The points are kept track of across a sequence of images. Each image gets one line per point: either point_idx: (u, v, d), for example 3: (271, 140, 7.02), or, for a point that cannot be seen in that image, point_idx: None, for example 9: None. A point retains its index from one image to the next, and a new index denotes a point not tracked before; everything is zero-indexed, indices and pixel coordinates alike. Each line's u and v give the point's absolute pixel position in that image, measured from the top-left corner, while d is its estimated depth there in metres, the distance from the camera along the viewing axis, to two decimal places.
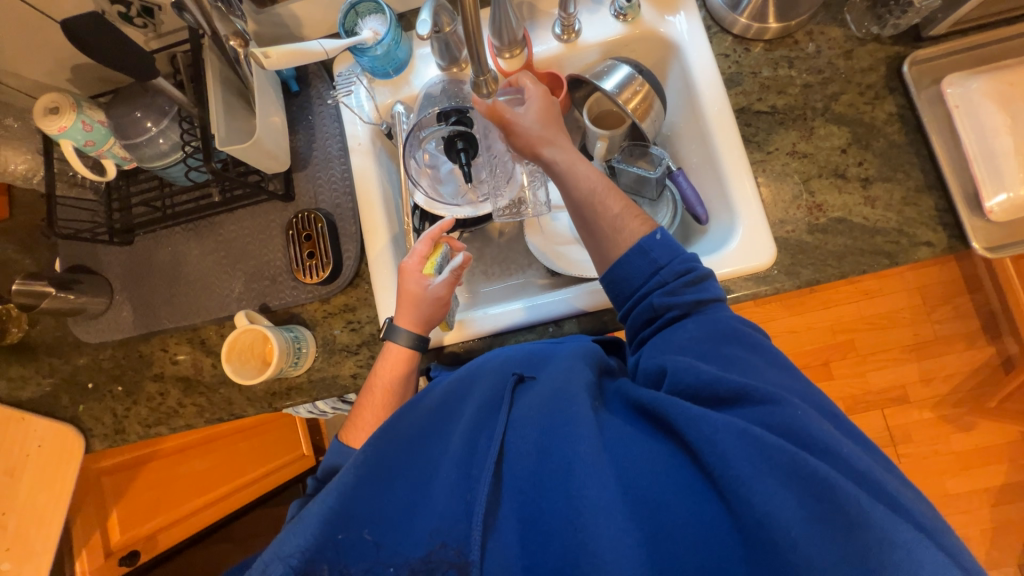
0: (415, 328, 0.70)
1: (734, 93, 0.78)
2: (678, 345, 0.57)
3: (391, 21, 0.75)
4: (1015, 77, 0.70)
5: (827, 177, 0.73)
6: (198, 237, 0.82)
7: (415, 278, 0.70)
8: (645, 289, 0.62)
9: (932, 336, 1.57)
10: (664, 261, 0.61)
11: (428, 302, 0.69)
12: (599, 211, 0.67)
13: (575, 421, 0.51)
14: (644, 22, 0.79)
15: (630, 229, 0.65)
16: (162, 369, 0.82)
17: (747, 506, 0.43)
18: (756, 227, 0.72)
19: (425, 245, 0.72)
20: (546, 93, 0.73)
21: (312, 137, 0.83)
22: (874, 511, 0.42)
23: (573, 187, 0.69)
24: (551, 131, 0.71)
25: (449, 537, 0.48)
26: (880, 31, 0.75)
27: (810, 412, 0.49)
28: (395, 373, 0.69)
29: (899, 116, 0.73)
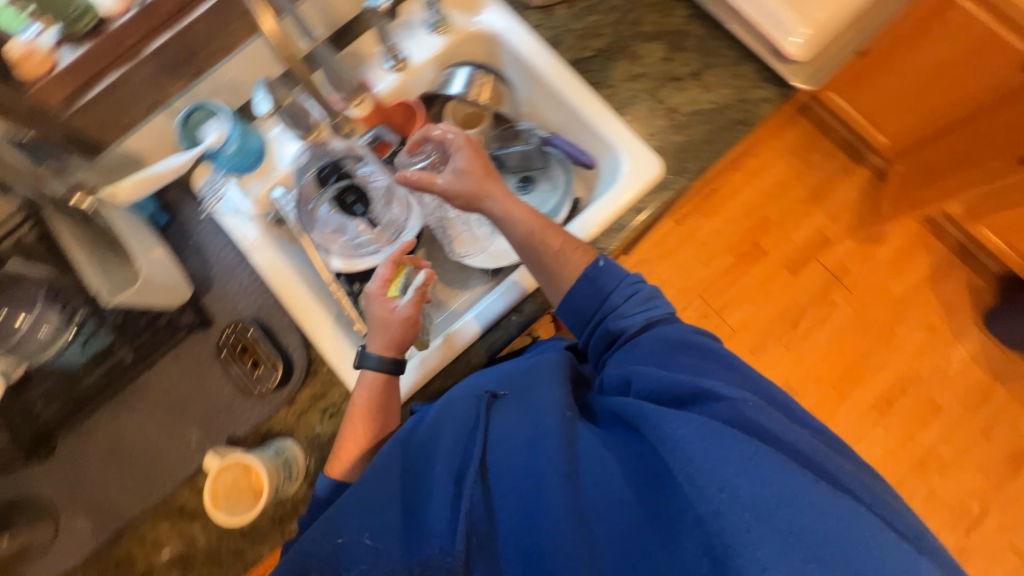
0: (391, 351, 0.69)
1: (562, 52, 0.86)
2: (638, 355, 0.62)
3: (230, 117, 0.75)
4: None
5: (667, 84, 0.83)
6: (126, 408, 0.75)
7: (380, 303, 0.69)
8: (599, 316, 0.67)
9: (818, 181, 1.79)
10: (611, 286, 0.67)
11: (400, 326, 0.68)
12: (540, 249, 0.69)
13: (552, 438, 0.53)
14: (459, 26, 0.86)
15: (575, 260, 0.69)
16: (149, 561, 0.73)
17: (705, 499, 0.45)
18: (636, 147, 0.80)
19: (386, 267, 0.70)
20: (468, 143, 0.75)
21: (206, 256, 0.80)
22: (816, 488, 0.44)
23: (511, 232, 0.72)
24: (482, 181, 0.72)
25: (446, 542, 0.51)
26: None
27: (761, 405, 0.53)
28: (373, 401, 0.67)
29: (693, 14, 0.85)
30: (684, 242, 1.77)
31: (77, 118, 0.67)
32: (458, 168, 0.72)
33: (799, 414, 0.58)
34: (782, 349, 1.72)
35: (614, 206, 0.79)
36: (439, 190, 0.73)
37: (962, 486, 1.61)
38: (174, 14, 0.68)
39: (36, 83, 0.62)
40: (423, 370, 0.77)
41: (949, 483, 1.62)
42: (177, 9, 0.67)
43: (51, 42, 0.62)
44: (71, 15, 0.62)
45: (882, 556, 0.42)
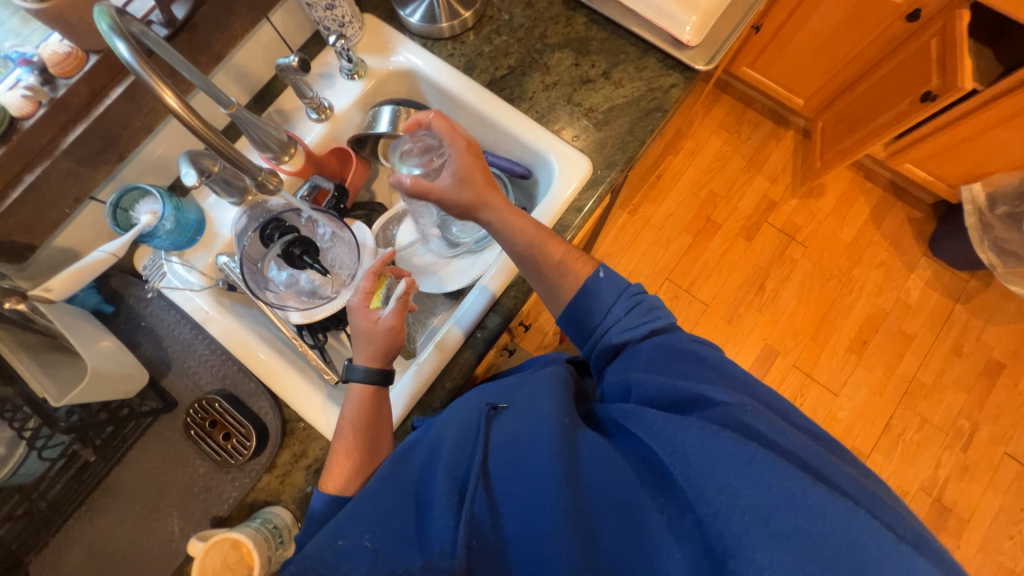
0: (376, 364, 0.66)
1: (478, 76, 0.90)
2: (638, 363, 0.63)
3: (162, 194, 0.75)
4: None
5: (581, 87, 0.88)
6: (99, 511, 0.71)
7: (363, 315, 0.67)
8: (601, 329, 0.69)
9: (752, 150, 1.89)
10: (611, 300, 0.69)
11: (387, 336, 0.66)
12: (540, 261, 0.71)
13: (550, 446, 0.52)
14: (376, 69, 0.89)
15: (575, 271, 0.71)
16: None
17: (703, 499, 0.44)
18: (563, 152, 0.84)
19: (367, 280, 0.68)
20: (469, 149, 0.68)
21: (160, 336, 0.78)
22: (816, 489, 0.41)
23: (511, 243, 0.71)
24: (484, 191, 0.68)
25: (445, 546, 0.48)
26: None
27: (758, 408, 0.51)
28: (363, 413, 0.64)
29: (594, 20, 0.91)
30: (642, 230, 1.83)
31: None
32: (458, 175, 0.67)
33: (803, 423, 0.56)
34: (755, 313, 1.78)
35: (554, 209, 0.82)
36: (440, 196, 0.66)
37: (949, 407, 1.67)
38: (85, 105, 0.68)
39: None
40: (400, 407, 0.77)
41: (936, 407, 1.68)
42: (88, 100, 0.67)
43: None
44: None
45: (886, 564, 0.39)
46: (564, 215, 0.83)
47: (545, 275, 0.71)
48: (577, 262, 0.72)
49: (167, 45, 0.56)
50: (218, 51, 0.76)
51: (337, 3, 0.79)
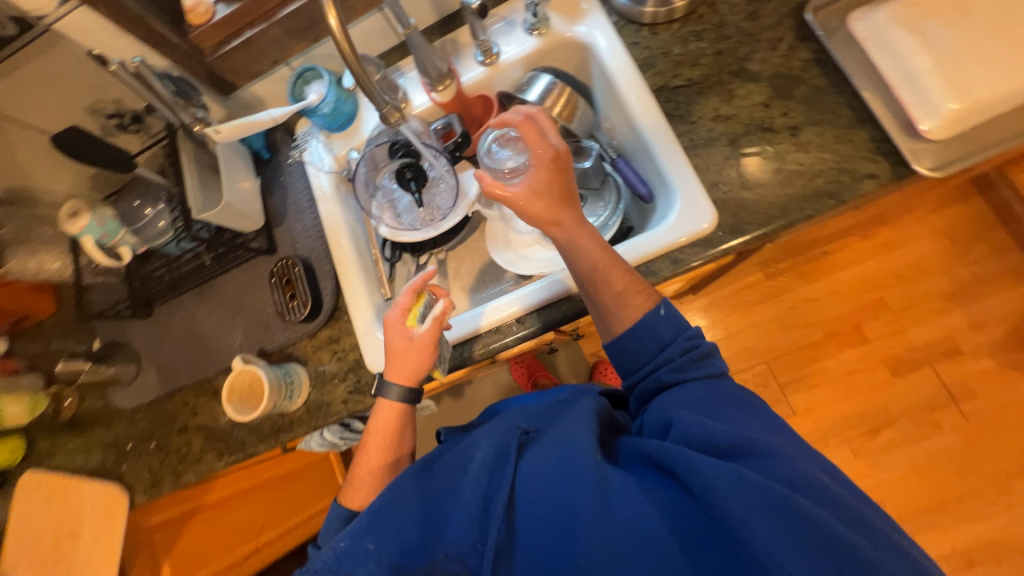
0: (405, 382, 0.72)
1: (651, 75, 0.81)
2: (680, 401, 0.59)
3: (331, 82, 0.86)
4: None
5: (755, 133, 0.75)
6: (203, 299, 0.94)
7: (398, 331, 0.72)
8: (650, 365, 0.63)
9: (971, 278, 1.48)
10: (669, 338, 0.63)
11: (418, 352, 0.72)
12: (601, 287, 0.66)
13: (583, 474, 0.52)
14: (556, 32, 0.86)
15: (633, 306, 0.65)
16: (185, 422, 0.92)
17: (747, 544, 0.44)
18: (692, 194, 0.74)
19: (405, 297, 0.73)
20: (552, 162, 0.66)
21: (287, 194, 0.93)
22: (860, 544, 0.44)
23: (574, 264, 0.68)
24: (557, 209, 0.66)
25: (460, 553, 0.53)
26: None
27: (805, 460, 0.51)
28: (390, 426, 0.73)
29: (818, 61, 0.74)
30: (769, 299, 1.58)
31: (217, 63, 0.81)
32: (532, 188, 0.66)
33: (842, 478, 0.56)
34: (848, 455, 1.47)
35: (645, 251, 0.75)
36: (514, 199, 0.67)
37: None
38: None
39: (196, 29, 0.77)
40: None
41: None
42: None
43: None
44: None
45: None
46: (655, 259, 0.76)
47: (601, 305, 0.67)
48: (638, 295, 0.66)
49: None
50: None
51: None
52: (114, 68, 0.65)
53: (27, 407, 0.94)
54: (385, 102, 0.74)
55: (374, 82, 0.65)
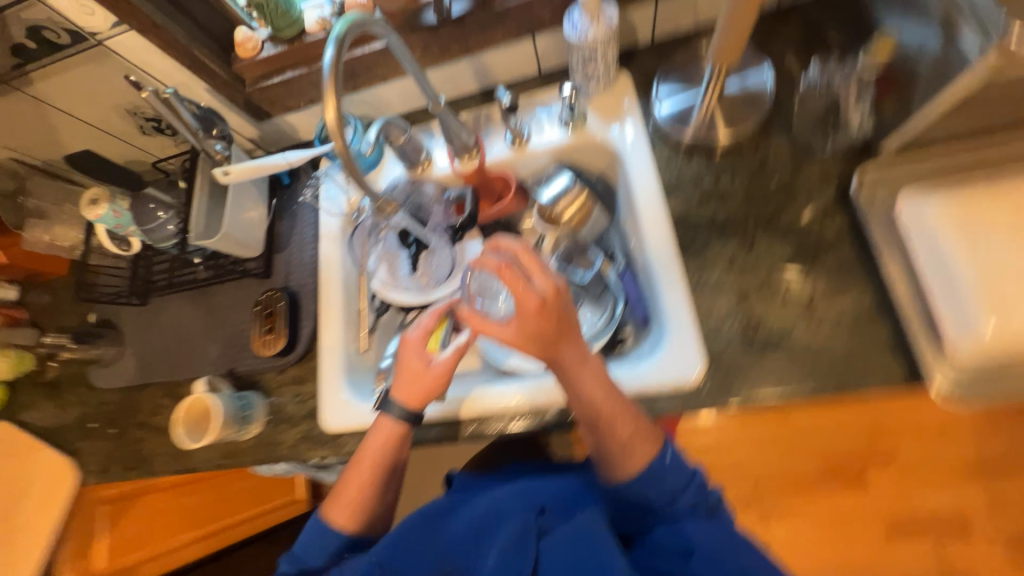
0: (411, 406, 0.71)
1: (675, 200, 0.77)
2: (696, 529, 0.61)
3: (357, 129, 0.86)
4: (987, 201, 0.60)
5: (766, 293, 0.70)
6: (194, 303, 0.96)
7: (417, 353, 0.72)
8: (659, 510, 0.64)
9: (999, 455, 1.35)
10: (678, 489, 0.63)
11: (426, 377, 0.71)
12: (606, 433, 0.63)
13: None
14: (589, 132, 0.84)
15: (640, 454, 0.63)
16: (146, 418, 0.94)
17: None
18: (684, 341, 0.69)
19: (431, 319, 0.74)
20: (541, 308, 0.60)
21: (293, 223, 0.94)
22: None
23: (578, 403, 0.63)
24: (554, 352, 0.62)
25: None
26: (822, 148, 0.72)
27: None
28: (385, 445, 0.71)
29: (851, 234, 0.69)
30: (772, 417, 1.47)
31: (254, 95, 0.82)
32: (518, 331, 0.62)
33: None
34: None
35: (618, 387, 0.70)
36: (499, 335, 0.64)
37: None
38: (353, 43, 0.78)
39: (241, 61, 0.79)
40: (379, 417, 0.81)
41: None
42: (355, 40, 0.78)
43: (263, 36, 0.78)
44: (280, 26, 0.75)
45: None
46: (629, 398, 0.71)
47: (608, 450, 0.64)
48: (644, 442, 0.63)
49: (398, 39, 0.62)
50: (470, 45, 0.79)
51: (599, 57, 0.74)
52: (145, 94, 0.67)
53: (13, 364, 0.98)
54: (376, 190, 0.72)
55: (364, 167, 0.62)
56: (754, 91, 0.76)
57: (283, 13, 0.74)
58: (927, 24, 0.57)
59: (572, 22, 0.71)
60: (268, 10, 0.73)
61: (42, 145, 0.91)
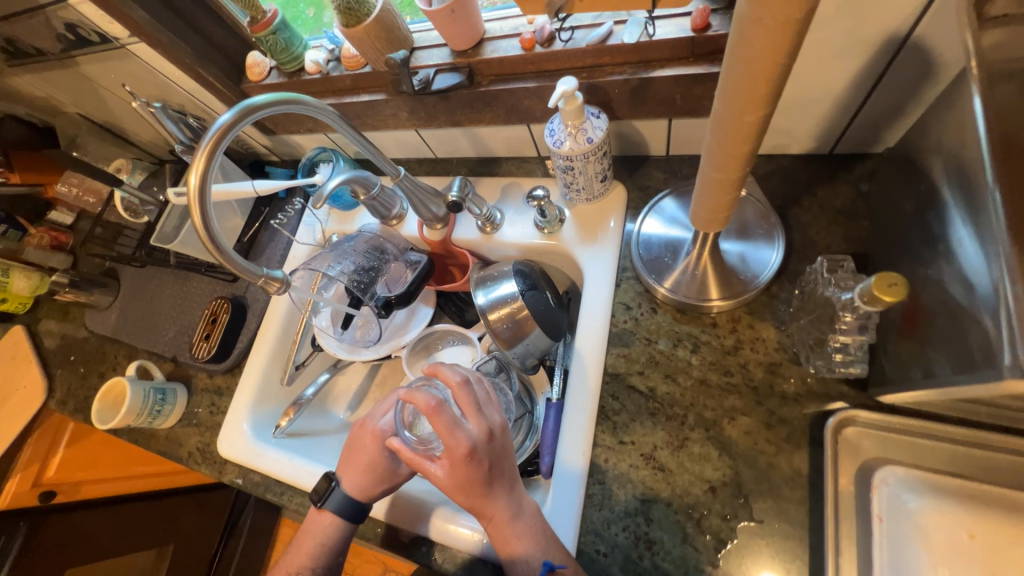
0: (361, 495, 0.68)
1: (615, 353, 0.65)
2: None
3: (339, 168, 0.85)
4: (981, 526, 0.44)
5: (676, 512, 0.56)
6: (174, 282, 1.03)
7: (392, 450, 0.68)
8: None
9: None
10: None
11: (378, 473, 0.68)
12: None
13: None
14: (561, 241, 0.74)
15: None
16: (108, 370, 1.04)
17: None
18: (564, 527, 0.58)
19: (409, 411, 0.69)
20: (468, 456, 0.53)
21: (269, 237, 0.95)
22: None
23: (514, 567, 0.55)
24: (484, 501, 0.55)
25: None
26: (807, 359, 0.56)
27: None
28: (326, 534, 0.69)
29: (808, 483, 0.53)
30: None
31: None
32: (449, 472, 0.55)
33: None
34: None
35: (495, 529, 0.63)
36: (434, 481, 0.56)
37: None
38: (345, 89, 0.76)
39: (248, 82, 0.80)
40: (269, 463, 0.79)
41: None
42: (347, 87, 0.75)
43: (272, 64, 0.79)
44: (282, 60, 0.75)
45: None
46: (481, 561, 0.64)
47: None
48: None
49: (345, 124, 0.60)
50: (458, 119, 0.73)
51: (577, 170, 0.64)
52: (138, 104, 0.72)
53: (30, 287, 1.13)
54: (263, 273, 0.60)
55: (248, 268, 0.58)
56: (754, 261, 0.61)
57: (284, 48, 0.73)
58: (974, 273, 0.40)
59: (552, 127, 0.62)
60: (269, 43, 0.73)
61: (98, 111, 1.02)
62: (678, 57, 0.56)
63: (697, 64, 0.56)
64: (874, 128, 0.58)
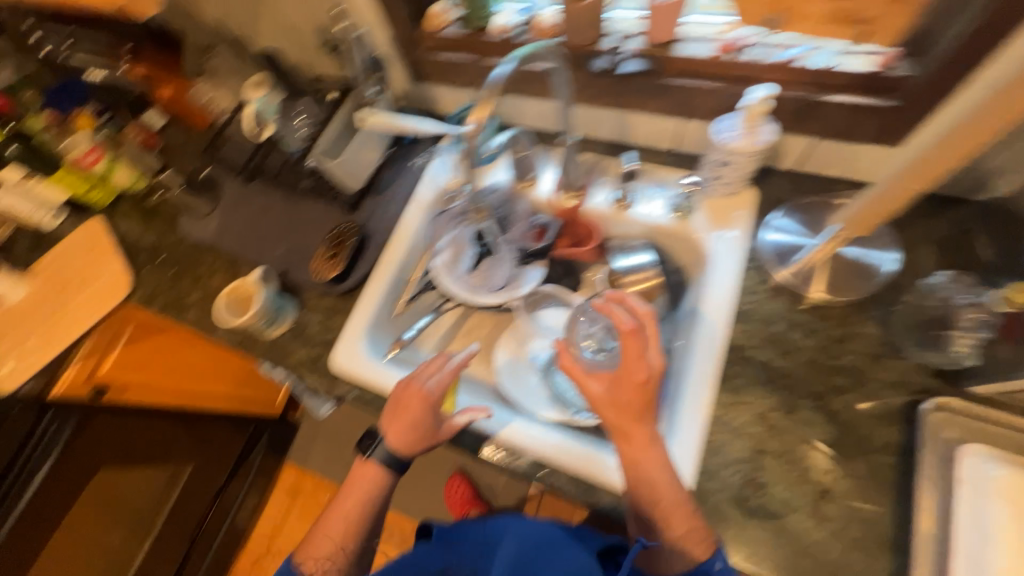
0: (403, 448, 0.77)
1: (737, 328, 0.75)
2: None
3: (491, 124, 0.91)
4: None
5: (784, 464, 0.66)
6: (285, 202, 1.07)
7: (433, 412, 0.76)
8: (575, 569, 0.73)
9: None
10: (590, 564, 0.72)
11: (423, 431, 0.76)
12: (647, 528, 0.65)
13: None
14: (690, 224, 0.83)
15: (686, 558, 0.61)
16: (203, 275, 1.06)
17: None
18: (683, 460, 0.68)
19: (448, 376, 0.78)
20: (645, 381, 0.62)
21: (395, 177, 1.02)
22: None
23: (636, 488, 0.62)
24: (636, 424, 0.62)
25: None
26: (907, 353, 0.69)
27: None
28: (371, 486, 0.80)
29: (900, 452, 0.65)
30: None
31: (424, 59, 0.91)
32: (617, 390, 0.63)
33: None
34: None
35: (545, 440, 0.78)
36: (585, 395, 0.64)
37: None
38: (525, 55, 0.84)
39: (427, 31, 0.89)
40: (383, 378, 0.85)
41: None
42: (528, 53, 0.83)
43: (454, 16, 0.87)
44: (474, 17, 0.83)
45: None
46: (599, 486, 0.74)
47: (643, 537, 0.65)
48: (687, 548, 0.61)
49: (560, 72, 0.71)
50: (622, 102, 0.82)
51: (732, 164, 0.75)
52: None
53: (131, 178, 1.16)
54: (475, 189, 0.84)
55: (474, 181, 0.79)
56: (872, 263, 0.74)
57: (481, 8, 0.82)
58: None
59: (723, 126, 0.72)
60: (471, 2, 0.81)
61: (243, 25, 1.05)
62: (849, 86, 0.68)
63: (866, 96, 0.67)
64: (983, 179, 0.71)
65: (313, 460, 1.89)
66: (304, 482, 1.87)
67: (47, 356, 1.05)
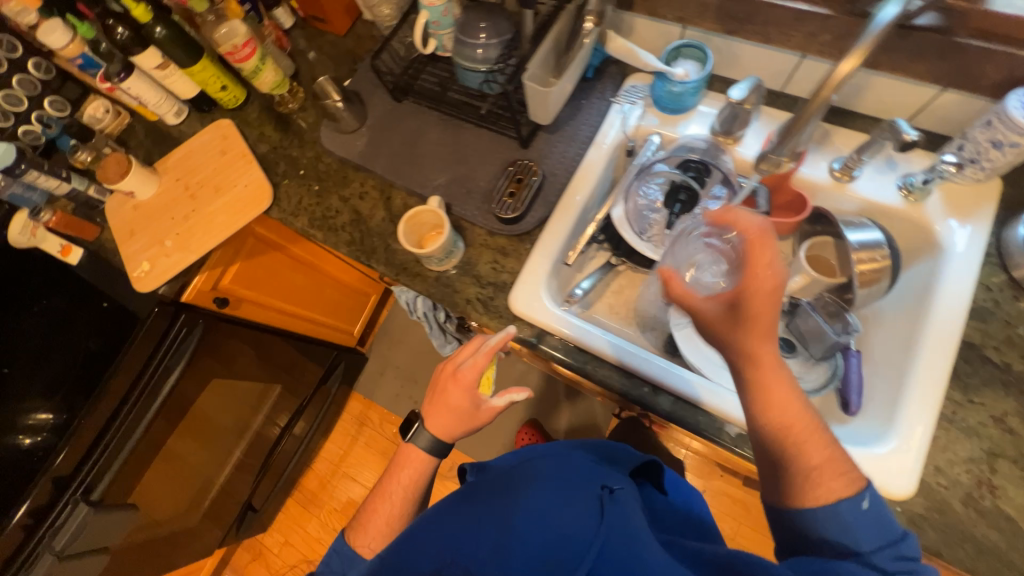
0: (442, 435, 0.76)
1: (973, 325, 0.71)
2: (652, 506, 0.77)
3: (705, 72, 0.84)
4: None
5: (1020, 468, 0.64)
6: (443, 127, 0.99)
7: (469, 394, 0.74)
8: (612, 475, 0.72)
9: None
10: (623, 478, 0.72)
11: (462, 414, 0.74)
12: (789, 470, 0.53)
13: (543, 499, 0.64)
14: (922, 207, 0.77)
15: (826, 488, 0.51)
16: (349, 196, 1.00)
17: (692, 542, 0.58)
18: (910, 454, 0.65)
19: (483, 359, 0.73)
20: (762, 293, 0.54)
21: (575, 114, 0.94)
22: None
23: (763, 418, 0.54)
24: (746, 338, 0.55)
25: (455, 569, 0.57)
26: None
27: None
28: (416, 472, 0.77)
29: None
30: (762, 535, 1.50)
31: None
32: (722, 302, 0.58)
33: None
34: None
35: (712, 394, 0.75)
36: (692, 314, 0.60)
37: None
38: None
39: None
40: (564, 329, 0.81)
41: None
42: None
43: None
44: None
45: None
46: None
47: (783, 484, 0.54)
48: (833, 480, 0.51)
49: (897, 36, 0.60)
50: (878, 60, 0.73)
51: (1009, 146, 0.67)
52: None
53: (276, 81, 1.03)
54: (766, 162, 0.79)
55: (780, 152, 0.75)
56: None
57: None
58: None
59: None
60: None
61: None
62: None
63: None
64: None
65: (379, 394, 1.92)
66: (370, 414, 1.91)
67: (189, 259, 1.02)
